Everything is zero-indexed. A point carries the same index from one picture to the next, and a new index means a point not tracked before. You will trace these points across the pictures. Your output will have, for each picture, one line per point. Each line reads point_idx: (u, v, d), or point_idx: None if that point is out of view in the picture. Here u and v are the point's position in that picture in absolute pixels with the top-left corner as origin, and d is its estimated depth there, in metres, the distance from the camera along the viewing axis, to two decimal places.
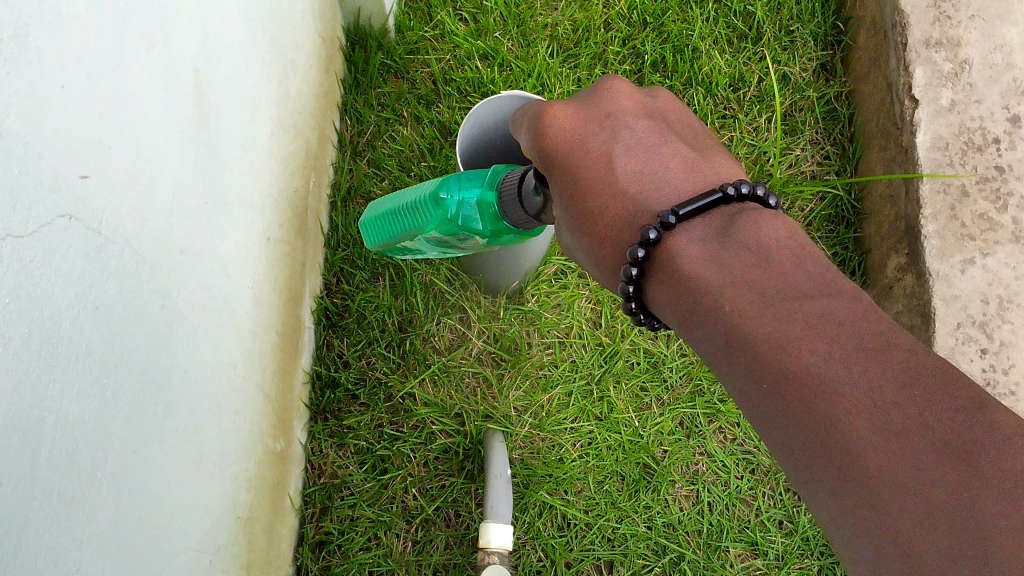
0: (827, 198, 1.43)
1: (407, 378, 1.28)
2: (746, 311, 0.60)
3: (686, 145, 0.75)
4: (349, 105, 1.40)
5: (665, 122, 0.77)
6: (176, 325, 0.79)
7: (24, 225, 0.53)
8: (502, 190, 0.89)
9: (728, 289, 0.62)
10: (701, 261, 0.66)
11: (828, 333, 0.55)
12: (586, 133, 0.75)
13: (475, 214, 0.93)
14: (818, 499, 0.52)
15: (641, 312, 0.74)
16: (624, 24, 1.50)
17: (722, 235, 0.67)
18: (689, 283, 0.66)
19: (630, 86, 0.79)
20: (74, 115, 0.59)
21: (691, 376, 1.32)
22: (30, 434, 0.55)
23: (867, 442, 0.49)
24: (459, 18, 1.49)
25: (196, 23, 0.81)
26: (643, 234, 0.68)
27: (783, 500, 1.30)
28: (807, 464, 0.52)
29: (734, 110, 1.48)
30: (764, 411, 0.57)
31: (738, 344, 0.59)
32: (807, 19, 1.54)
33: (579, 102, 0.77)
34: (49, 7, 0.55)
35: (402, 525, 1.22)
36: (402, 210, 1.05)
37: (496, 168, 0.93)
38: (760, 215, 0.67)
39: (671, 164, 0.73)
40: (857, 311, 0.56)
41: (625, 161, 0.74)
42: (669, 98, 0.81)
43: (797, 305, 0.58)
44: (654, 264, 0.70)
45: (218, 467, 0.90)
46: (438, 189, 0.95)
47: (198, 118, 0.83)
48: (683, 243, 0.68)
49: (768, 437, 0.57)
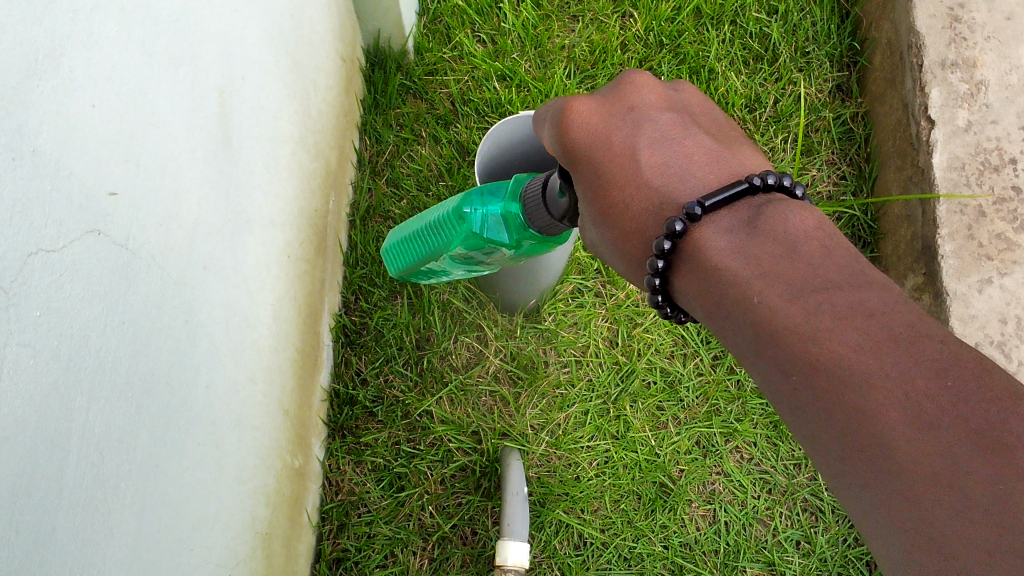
0: (844, 218, 1.43)
1: (424, 396, 1.28)
2: (775, 303, 0.61)
3: (710, 138, 0.76)
4: (369, 125, 1.42)
5: (688, 116, 0.78)
6: (199, 339, 0.80)
7: (55, 239, 0.55)
8: (525, 199, 0.90)
9: (757, 281, 0.63)
10: (728, 252, 0.67)
11: (859, 324, 0.56)
12: (610, 126, 0.76)
13: (500, 227, 0.94)
14: (846, 488, 0.53)
15: (667, 305, 0.75)
16: (640, 45, 1.51)
17: (750, 226, 0.68)
18: (717, 275, 0.67)
19: (652, 81, 0.80)
20: (105, 134, 0.61)
21: (707, 395, 1.33)
22: (57, 445, 0.56)
23: (899, 432, 0.50)
24: (478, 40, 1.51)
25: (221, 44, 0.83)
26: (669, 226, 0.69)
27: (801, 520, 1.29)
28: (836, 453, 0.53)
29: (751, 131, 1.47)
30: (793, 402, 0.58)
31: (767, 336, 0.60)
32: (822, 40, 1.55)
33: (601, 96, 0.78)
34: (82, 30, 0.57)
35: (418, 542, 1.22)
36: (424, 231, 1.06)
37: (516, 179, 0.94)
38: (788, 205, 0.68)
39: (696, 159, 0.74)
40: (887, 302, 0.57)
41: (649, 155, 0.75)
42: (690, 92, 0.82)
43: (826, 295, 0.59)
44: (681, 256, 0.71)
45: (238, 481, 0.91)
46: (461, 205, 0.96)
47: (222, 136, 0.84)
48: (711, 234, 0.69)
49: (796, 427, 0.58)
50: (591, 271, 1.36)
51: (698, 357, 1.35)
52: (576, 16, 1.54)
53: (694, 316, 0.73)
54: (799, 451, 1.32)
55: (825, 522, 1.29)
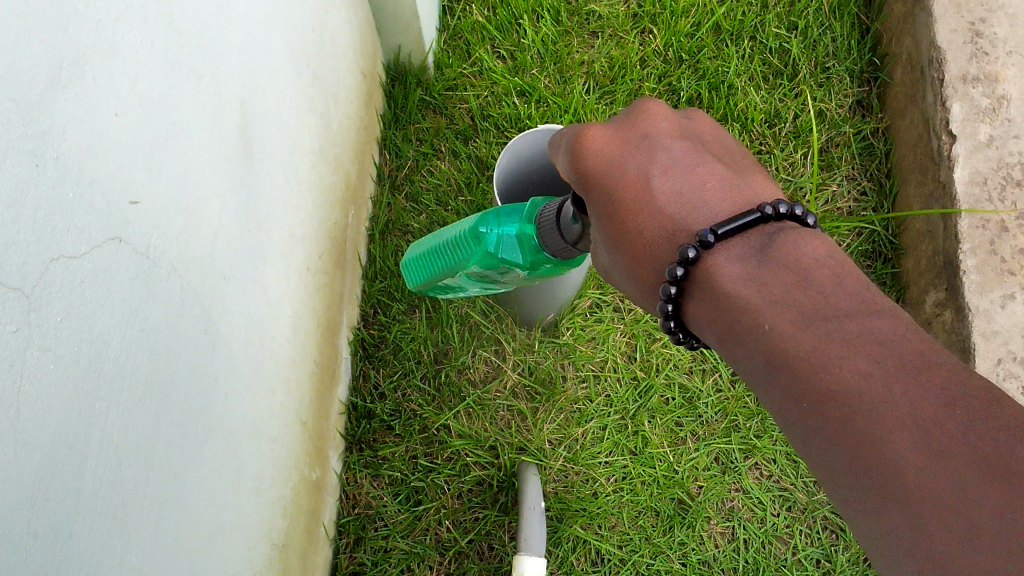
0: (864, 233, 1.42)
1: (442, 411, 1.28)
2: (787, 331, 0.60)
3: (723, 165, 0.76)
4: (389, 140, 1.43)
5: (702, 143, 0.78)
6: (218, 348, 0.80)
7: (78, 245, 0.55)
8: (540, 222, 0.90)
9: (769, 309, 0.63)
10: (741, 280, 0.66)
11: (869, 352, 0.55)
12: (624, 154, 0.76)
13: (516, 247, 0.94)
14: (856, 516, 0.52)
15: (680, 331, 0.75)
16: (659, 61, 1.51)
17: (761, 253, 0.67)
18: (728, 302, 0.66)
19: (666, 107, 0.80)
20: (127, 142, 0.61)
21: (726, 412, 1.32)
22: (76, 449, 0.57)
23: (908, 460, 0.50)
24: (497, 55, 1.52)
25: (242, 56, 0.84)
26: (682, 253, 0.69)
27: (821, 538, 1.28)
28: (845, 481, 0.53)
29: (770, 146, 1.47)
30: (803, 428, 0.57)
31: (778, 363, 0.60)
32: (842, 56, 1.55)
33: (617, 124, 0.79)
34: (107, 39, 0.58)
35: (435, 557, 1.21)
36: (442, 249, 1.06)
37: (533, 202, 0.94)
38: (799, 232, 0.68)
39: (709, 185, 0.73)
40: (899, 331, 0.56)
41: (663, 181, 0.74)
42: (705, 120, 0.82)
43: (837, 324, 0.58)
44: (693, 282, 0.70)
45: (255, 492, 0.91)
46: (477, 224, 0.96)
47: (243, 147, 0.85)
48: (723, 261, 0.68)
49: (806, 453, 0.57)
50: (609, 286, 1.36)
51: (716, 373, 1.34)
52: (596, 31, 1.55)
53: (706, 342, 0.73)
54: None
55: (846, 541, 1.28)
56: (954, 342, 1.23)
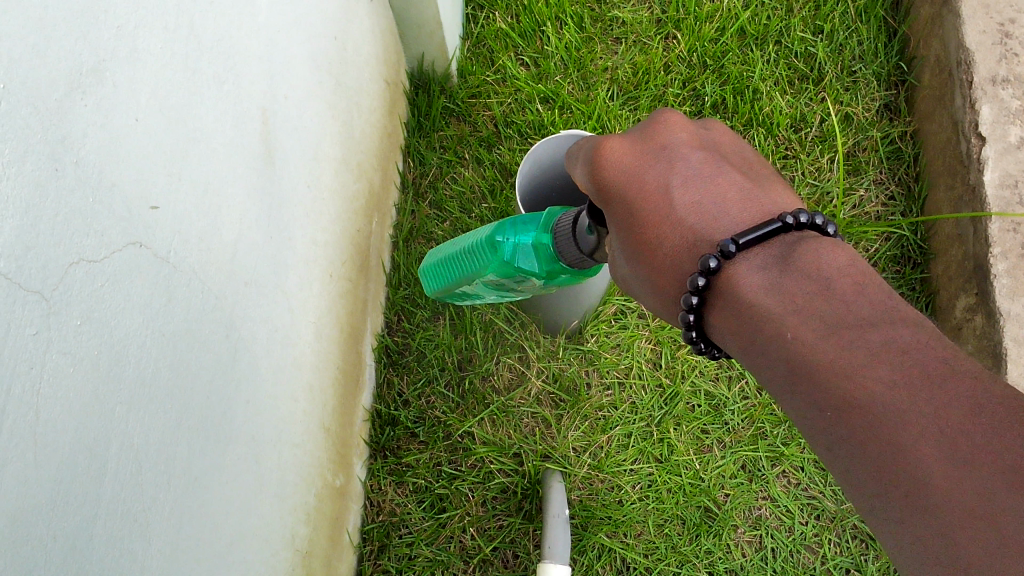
0: (892, 238, 1.40)
1: (466, 417, 1.28)
2: (809, 340, 0.59)
3: (742, 175, 0.75)
4: (412, 147, 1.43)
5: (720, 153, 0.77)
6: (240, 355, 0.80)
7: (97, 250, 0.56)
8: (557, 231, 0.89)
9: (791, 318, 0.62)
10: (762, 289, 0.66)
11: (893, 361, 0.54)
12: (643, 165, 0.75)
13: (532, 256, 0.93)
14: (882, 525, 0.51)
15: (702, 341, 0.74)
16: (684, 66, 1.50)
17: (783, 262, 0.66)
18: (750, 312, 0.65)
19: (683, 118, 0.79)
20: (147, 147, 0.61)
21: (753, 419, 1.31)
22: (97, 454, 0.57)
23: (934, 469, 0.48)
24: (521, 62, 1.52)
25: (264, 62, 0.84)
26: (703, 262, 0.68)
27: (850, 547, 1.26)
28: (871, 490, 0.52)
29: (796, 151, 1.45)
30: (829, 438, 0.56)
31: (801, 372, 0.59)
32: (869, 59, 1.54)
33: (634, 136, 0.78)
34: (127, 45, 0.58)
35: (459, 564, 1.21)
36: (461, 256, 1.06)
37: (551, 211, 0.93)
38: (819, 242, 0.67)
39: (729, 196, 0.73)
40: (923, 339, 0.55)
41: (683, 193, 0.74)
42: (723, 130, 0.81)
43: (859, 333, 0.57)
44: (714, 293, 0.69)
45: (278, 497, 0.91)
46: (494, 233, 0.96)
47: (265, 154, 0.85)
48: (744, 270, 0.67)
49: (831, 463, 0.56)
50: None
51: (743, 380, 1.33)
52: (619, 38, 1.54)
53: (728, 353, 0.71)
54: None
55: (875, 550, 1.26)
56: (985, 347, 1.21)
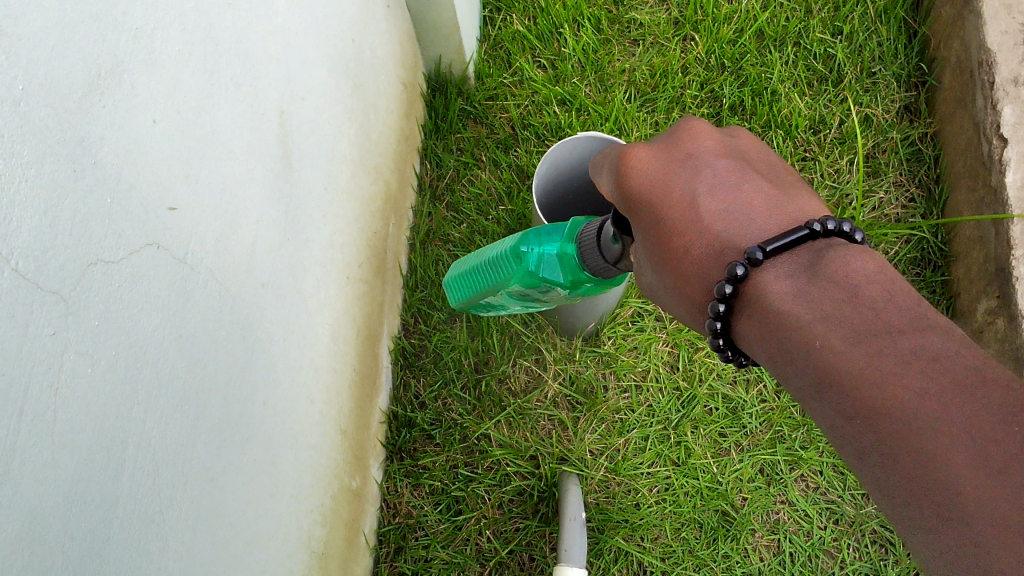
0: (913, 240, 1.39)
1: (482, 420, 1.28)
2: (838, 348, 0.58)
3: (769, 182, 0.73)
4: (429, 150, 1.43)
5: (746, 160, 0.75)
6: (257, 355, 0.81)
7: (115, 251, 0.56)
8: (580, 241, 0.86)
9: (820, 326, 0.61)
10: (790, 297, 0.64)
11: (922, 368, 0.53)
12: (668, 174, 0.73)
13: (556, 267, 0.92)
14: (913, 535, 0.50)
15: (729, 349, 0.72)
16: (701, 68, 1.50)
17: (811, 269, 0.64)
18: (778, 320, 0.64)
19: (708, 126, 0.77)
20: (165, 148, 0.62)
21: (771, 422, 1.30)
22: (113, 454, 0.57)
23: (966, 479, 0.48)
24: (538, 64, 1.52)
25: (282, 64, 0.84)
26: (730, 270, 0.66)
27: (869, 552, 1.25)
28: (901, 499, 0.51)
29: (815, 152, 1.44)
30: (857, 446, 0.55)
31: (830, 380, 0.58)
32: (889, 60, 1.53)
33: (658, 144, 0.76)
34: (145, 46, 0.58)
35: (476, 567, 1.21)
36: (485, 268, 1.06)
37: (574, 220, 0.91)
38: (847, 248, 0.65)
39: (756, 203, 0.71)
40: (951, 345, 0.54)
41: (709, 201, 0.72)
42: (748, 137, 0.79)
43: (889, 340, 0.56)
44: (741, 300, 0.68)
45: (294, 498, 0.91)
46: (518, 244, 0.95)
47: (282, 156, 0.86)
48: (771, 278, 0.66)
49: (860, 472, 0.55)
50: None
51: (761, 383, 1.32)
52: (637, 39, 1.54)
53: (756, 361, 0.70)
54: None
55: (895, 556, 1.25)
56: (1006, 351, 1.20)
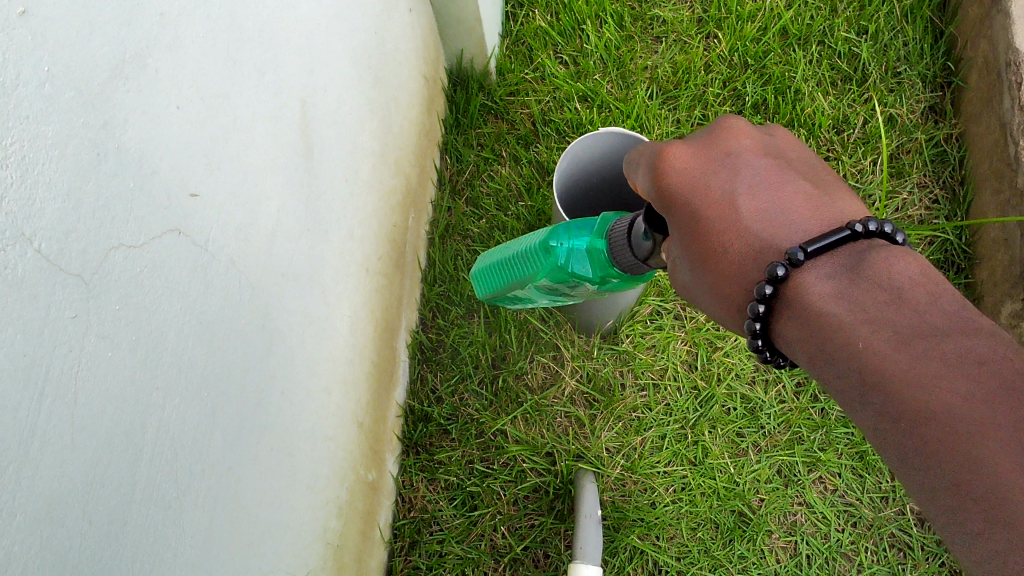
0: (936, 242, 1.38)
1: (499, 416, 1.27)
2: (882, 350, 0.57)
3: (809, 182, 0.71)
4: (450, 144, 1.43)
5: (785, 159, 0.73)
6: (275, 346, 0.80)
7: (137, 235, 0.56)
8: (610, 238, 0.83)
9: (862, 328, 0.60)
10: (832, 298, 0.63)
11: (969, 371, 0.53)
12: (707, 173, 0.72)
13: (585, 261, 0.90)
14: (957, 539, 0.50)
15: (767, 350, 0.71)
16: (724, 66, 1.49)
17: (853, 271, 0.63)
18: (820, 322, 0.63)
19: (747, 124, 0.76)
20: (188, 134, 0.62)
21: (790, 423, 1.29)
22: (132, 439, 0.57)
23: (1014, 485, 0.47)
24: (560, 61, 1.52)
25: (305, 54, 0.84)
26: (770, 271, 0.66)
27: (887, 557, 1.24)
28: (946, 502, 0.51)
29: (838, 152, 1.43)
30: (900, 449, 0.55)
31: (872, 382, 0.57)
32: (914, 60, 1.51)
33: (696, 142, 0.75)
34: (169, 32, 0.58)
35: (490, 563, 1.20)
36: (514, 262, 1.05)
37: (604, 216, 0.89)
38: (890, 250, 0.64)
39: (796, 203, 0.69)
40: (998, 349, 0.53)
41: (749, 201, 0.70)
42: (786, 135, 0.77)
43: (934, 343, 0.55)
44: (782, 301, 0.67)
45: (309, 490, 0.91)
46: (548, 238, 0.94)
47: (304, 147, 0.86)
48: (812, 279, 0.64)
49: (902, 474, 0.55)
50: (671, 293, 1.34)
51: (780, 384, 1.31)
52: (660, 36, 1.53)
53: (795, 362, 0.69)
54: (886, 484, 1.27)
55: (914, 560, 1.24)
56: None
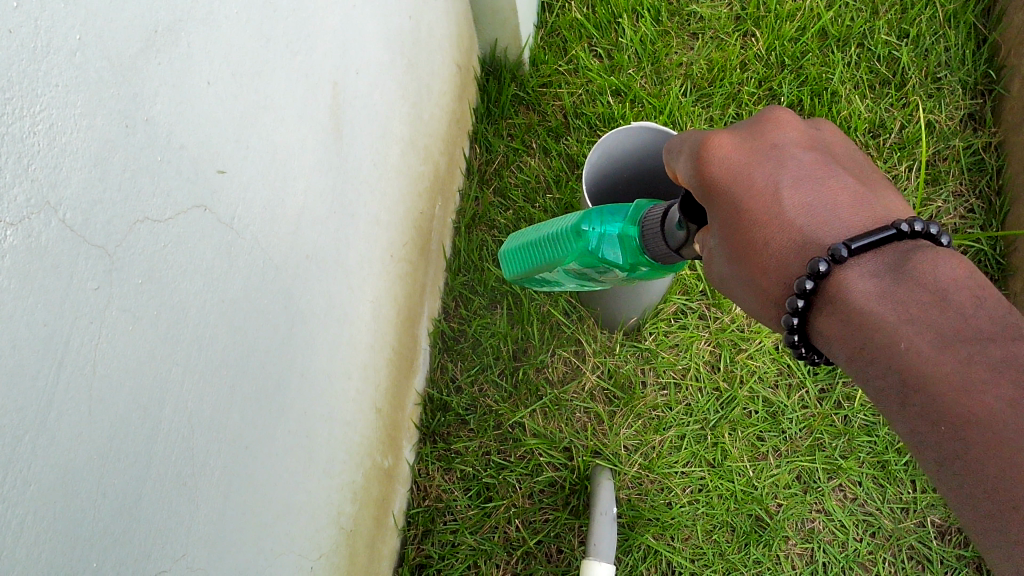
0: (969, 252, 1.36)
1: (518, 408, 1.27)
2: (924, 351, 0.56)
3: (855, 179, 0.70)
4: (480, 134, 1.43)
5: (832, 155, 0.72)
6: (296, 326, 0.80)
7: (162, 210, 0.55)
8: (644, 225, 0.84)
9: (904, 328, 0.58)
10: (874, 296, 0.61)
11: (1014, 378, 0.51)
12: (751, 164, 0.70)
13: (616, 247, 0.90)
14: (998, 550, 0.48)
15: (803, 345, 0.70)
16: (761, 65, 1.47)
17: (897, 270, 0.62)
18: (861, 320, 0.61)
19: (794, 117, 0.74)
20: (217, 110, 0.61)
21: (811, 429, 1.28)
22: (151, 413, 0.57)
23: None
24: (595, 53, 1.50)
25: (338, 34, 0.84)
26: (812, 265, 0.64)
27: (905, 568, 1.22)
28: (987, 511, 0.49)
29: (873, 156, 1.41)
30: (939, 454, 0.53)
31: (914, 384, 0.56)
32: (955, 66, 1.49)
33: (741, 132, 0.73)
34: (204, 6, 0.58)
35: (503, 555, 1.20)
36: (543, 246, 1.04)
37: (638, 203, 0.89)
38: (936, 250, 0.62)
39: (841, 199, 0.67)
40: None
41: (793, 194, 0.69)
42: (834, 130, 0.75)
43: (979, 346, 0.54)
44: (822, 297, 0.65)
45: (325, 475, 0.91)
46: (579, 222, 0.92)
47: (333, 128, 0.85)
48: (855, 276, 0.63)
49: (944, 482, 0.53)
50: (696, 292, 1.33)
51: (803, 389, 1.29)
52: (696, 33, 1.52)
53: (833, 359, 0.68)
54: (908, 496, 1.25)
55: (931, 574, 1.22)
56: None
